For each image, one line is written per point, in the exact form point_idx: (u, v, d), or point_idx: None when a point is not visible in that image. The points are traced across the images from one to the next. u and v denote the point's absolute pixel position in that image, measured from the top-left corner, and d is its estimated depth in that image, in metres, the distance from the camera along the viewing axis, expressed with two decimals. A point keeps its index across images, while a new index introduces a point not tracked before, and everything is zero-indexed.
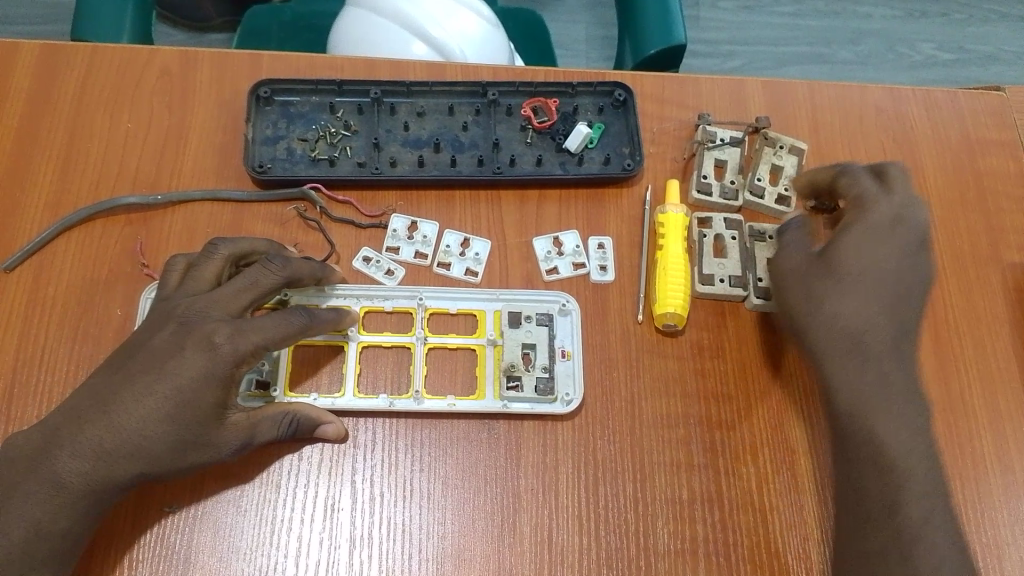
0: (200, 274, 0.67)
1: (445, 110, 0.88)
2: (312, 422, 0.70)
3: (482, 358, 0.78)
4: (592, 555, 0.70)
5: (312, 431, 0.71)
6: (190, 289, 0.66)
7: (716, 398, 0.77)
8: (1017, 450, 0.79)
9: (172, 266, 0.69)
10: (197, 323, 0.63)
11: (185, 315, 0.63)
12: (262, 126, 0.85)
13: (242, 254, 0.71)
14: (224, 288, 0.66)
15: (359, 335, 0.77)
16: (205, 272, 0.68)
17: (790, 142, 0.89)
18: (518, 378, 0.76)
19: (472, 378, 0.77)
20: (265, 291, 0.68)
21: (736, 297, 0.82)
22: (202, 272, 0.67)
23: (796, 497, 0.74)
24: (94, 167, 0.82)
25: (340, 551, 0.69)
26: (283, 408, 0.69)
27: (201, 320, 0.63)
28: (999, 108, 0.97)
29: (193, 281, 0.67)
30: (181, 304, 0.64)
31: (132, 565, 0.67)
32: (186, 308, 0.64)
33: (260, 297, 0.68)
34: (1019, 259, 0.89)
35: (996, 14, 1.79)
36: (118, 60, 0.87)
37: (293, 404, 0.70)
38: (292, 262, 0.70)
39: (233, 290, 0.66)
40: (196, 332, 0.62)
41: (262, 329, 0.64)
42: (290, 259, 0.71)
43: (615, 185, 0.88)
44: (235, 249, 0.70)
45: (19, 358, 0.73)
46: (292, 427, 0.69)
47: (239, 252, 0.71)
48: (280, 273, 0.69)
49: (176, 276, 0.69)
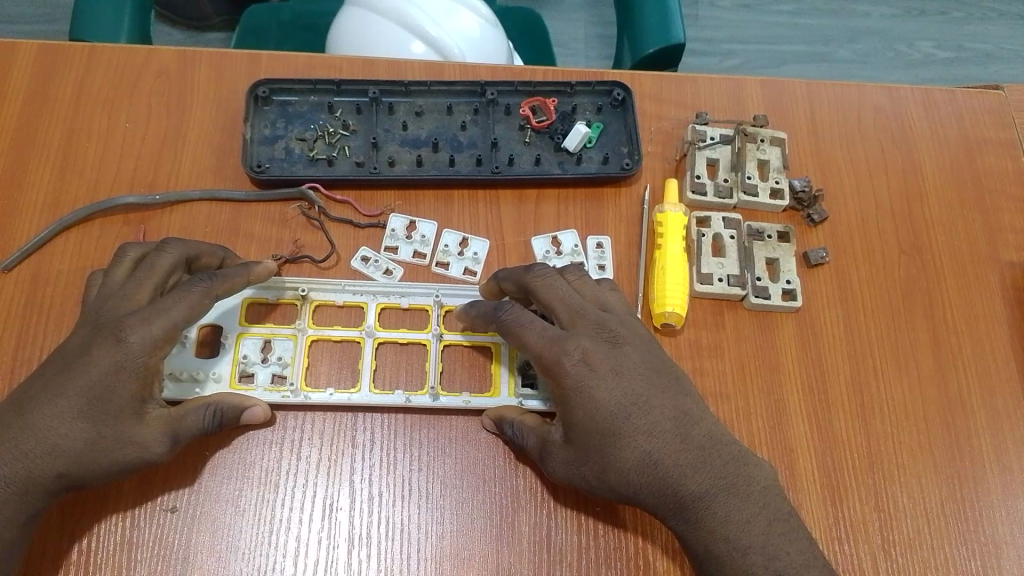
0: (142, 273, 0.66)
1: (443, 110, 0.88)
2: (234, 409, 0.69)
3: (498, 355, 0.78)
4: (590, 554, 0.71)
5: (238, 419, 0.69)
6: (102, 294, 0.66)
7: (714, 398, 0.77)
8: (1015, 447, 0.79)
9: (122, 255, 0.68)
10: (105, 320, 0.63)
11: (96, 317, 0.63)
12: (261, 126, 0.85)
13: (191, 258, 0.70)
14: (129, 283, 0.65)
15: (375, 331, 0.78)
16: (147, 271, 0.66)
17: (770, 134, 0.89)
18: (533, 377, 0.77)
19: (488, 375, 0.78)
20: (165, 274, 0.67)
21: (735, 296, 0.82)
22: (144, 273, 0.66)
23: (796, 495, 0.74)
24: (93, 168, 0.82)
25: (339, 550, 0.69)
26: (203, 402, 0.67)
27: (108, 317, 0.63)
28: (998, 107, 0.97)
29: (104, 287, 0.66)
30: (94, 310, 0.64)
31: (131, 564, 0.67)
32: (96, 312, 0.64)
33: (163, 282, 0.67)
34: (1017, 259, 0.89)
35: (995, 12, 1.78)
36: (117, 60, 0.86)
37: (213, 397, 0.68)
38: (230, 280, 0.69)
39: (132, 286, 0.65)
40: (104, 331, 0.61)
41: (165, 313, 0.63)
42: (186, 241, 0.70)
43: (614, 184, 0.88)
44: (141, 250, 0.69)
45: (17, 358, 0.73)
46: (219, 421, 0.68)
47: (188, 254, 0.70)
48: (210, 293, 0.67)
49: (125, 269, 0.67)
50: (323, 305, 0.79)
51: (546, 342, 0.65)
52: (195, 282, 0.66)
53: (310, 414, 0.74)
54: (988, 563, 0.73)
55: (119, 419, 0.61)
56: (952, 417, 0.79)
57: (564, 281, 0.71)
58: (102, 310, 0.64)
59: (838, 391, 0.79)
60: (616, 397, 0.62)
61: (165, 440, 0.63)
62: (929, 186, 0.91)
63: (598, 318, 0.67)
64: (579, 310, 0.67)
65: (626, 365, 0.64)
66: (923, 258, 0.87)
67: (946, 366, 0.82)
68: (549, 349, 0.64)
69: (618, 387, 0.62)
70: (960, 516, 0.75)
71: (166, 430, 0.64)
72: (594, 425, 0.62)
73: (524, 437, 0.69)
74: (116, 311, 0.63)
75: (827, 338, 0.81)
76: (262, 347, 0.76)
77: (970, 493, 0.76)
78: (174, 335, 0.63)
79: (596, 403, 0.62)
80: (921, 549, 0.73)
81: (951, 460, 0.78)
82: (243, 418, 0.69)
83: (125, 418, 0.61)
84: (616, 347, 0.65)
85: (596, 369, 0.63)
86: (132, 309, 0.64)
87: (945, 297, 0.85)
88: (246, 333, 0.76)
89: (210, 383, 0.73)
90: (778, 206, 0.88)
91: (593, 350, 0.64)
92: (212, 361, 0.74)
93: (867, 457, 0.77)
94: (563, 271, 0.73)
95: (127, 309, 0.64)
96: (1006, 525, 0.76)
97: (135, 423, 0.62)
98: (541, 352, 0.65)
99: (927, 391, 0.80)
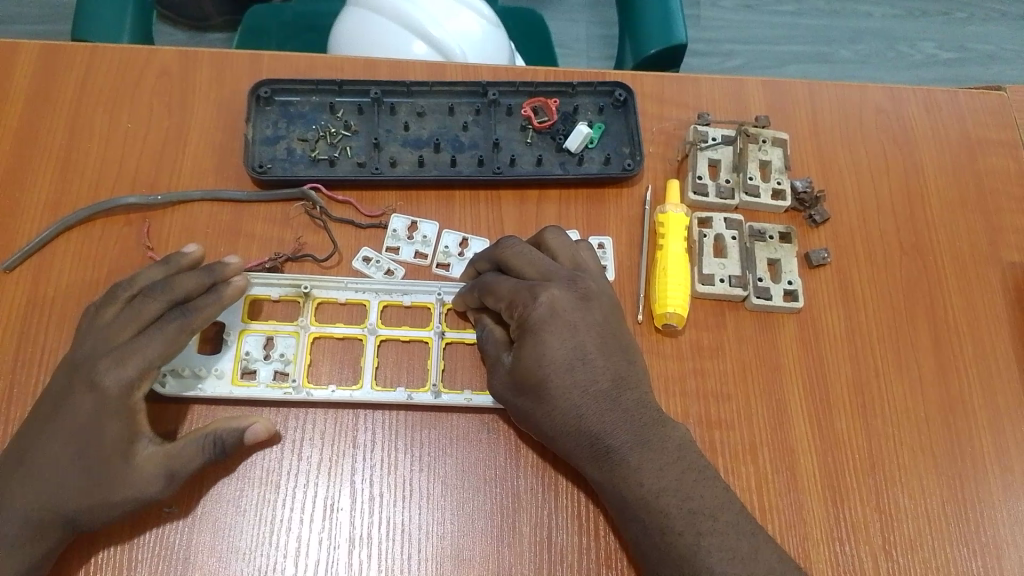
0: (126, 316, 0.67)
1: (444, 110, 0.88)
2: (235, 435, 0.67)
3: None
4: (591, 555, 0.70)
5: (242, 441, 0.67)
6: (89, 333, 0.67)
7: (715, 399, 0.77)
8: (1016, 449, 0.79)
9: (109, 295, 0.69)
10: (84, 362, 0.65)
11: (77, 358, 0.66)
12: (262, 126, 0.85)
13: (179, 300, 0.69)
14: (113, 323, 0.67)
15: (377, 329, 0.78)
16: (132, 315, 0.67)
17: (771, 134, 0.89)
18: None
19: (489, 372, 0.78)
20: (150, 319, 0.68)
21: (736, 297, 0.82)
22: (128, 316, 0.67)
23: (796, 496, 0.74)
24: (93, 169, 0.82)
25: (340, 550, 0.69)
26: (202, 432, 0.66)
27: (88, 358, 0.65)
28: (1000, 107, 0.97)
29: (92, 326, 0.67)
30: (79, 351, 0.66)
31: (132, 564, 0.67)
32: (80, 352, 0.66)
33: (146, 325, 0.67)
34: (1019, 259, 0.88)
35: (997, 12, 1.78)
36: (118, 61, 0.87)
37: (214, 424, 0.67)
38: (204, 311, 0.68)
39: (115, 326, 0.66)
40: (83, 374, 0.64)
41: (140, 353, 0.65)
42: (172, 278, 0.69)
43: (614, 185, 0.88)
44: (131, 287, 0.69)
45: (18, 359, 0.73)
46: (219, 451, 0.66)
47: (175, 297, 0.69)
48: (185, 329, 0.67)
49: (113, 308, 0.68)
50: (325, 303, 0.79)
51: (519, 290, 0.67)
52: (170, 318, 0.67)
53: (311, 414, 0.74)
54: (989, 564, 0.73)
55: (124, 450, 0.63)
56: (953, 418, 0.79)
57: (534, 249, 0.71)
58: (85, 350, 0.66)
59: (839, 391, 0.79)
60: (566, 347, 0.63)
61: (159, 477, 0.63)
62: (930, 187, 0.91)
63: (571, 275, 0.68)
64: (551, 272, 0.68)
65: (586, 319, 0.65)
66: (925, 258, 0.87)
67: (947, 367, 0.82)
68: (519, 294, 0.66)
69: (571, 338, 0.64)
70: (960, 517, 0.75)
71: (160, 466, 0.64)
72: (541, 371, 0.63)
73: (487, 345, 0.71)
74: (95, 352, 0.65)
75: (828, 340, 0.81)
76: (264, 344, 0.76)
77: (972, 494, 0.76)
78: (150, 374, 0.66)
79: (546, 347, 0.63)
80: (922, 550, 0.73)
81: (953, 461, 0.77)
82: (246, 437, 0.67)
83: (113, 461, 0.63)
84: (585, 301, 0.66)
85: (558, 315, 0.64)
86: (115, 348, 0.65)
87: (947, 298, 0.85)
88: (248, 330, 0.76)
89: (212, 379, 0.73)
90: (780, 206, 0.88)
91: (561, 297, 0.65)
92: (214, 357, 0.74)
93: (867, 458, 0.76)
94: (542, 236, 0.73)
95: (106, 349, 0.65)
96: (1008, 527, 0.75)
97: (124, 466, 0.63)
98: (512, 297, 0.66)
99: (928, 391, 0.80)
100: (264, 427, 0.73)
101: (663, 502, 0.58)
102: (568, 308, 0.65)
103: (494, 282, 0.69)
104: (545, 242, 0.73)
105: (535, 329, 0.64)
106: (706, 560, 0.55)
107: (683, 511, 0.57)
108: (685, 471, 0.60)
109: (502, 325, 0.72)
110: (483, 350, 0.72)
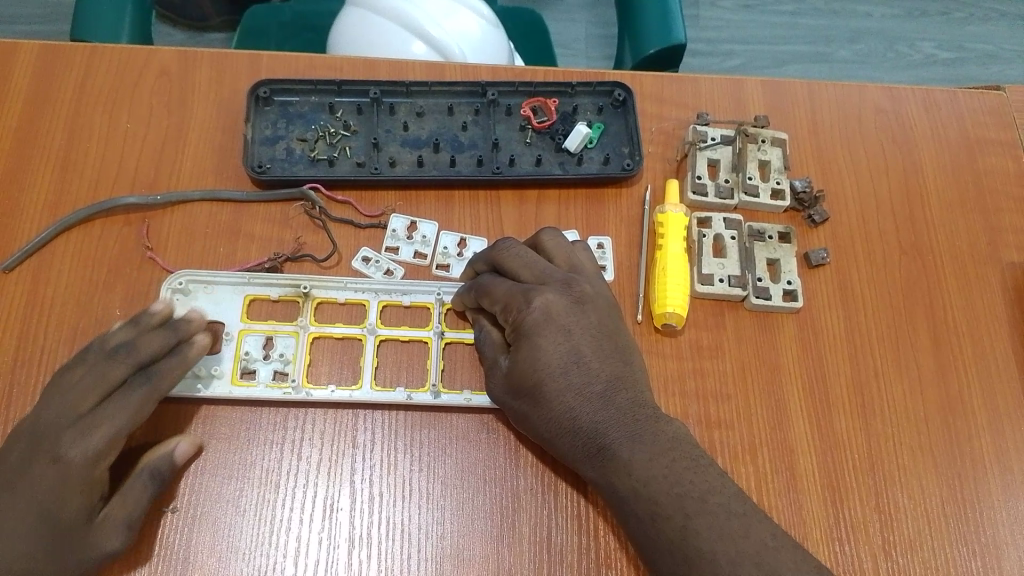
0: (90, 381, 0.66)
1: (444, 110, 0.88)
2: (169, 463, 0.67)
3: None
4: (591, 555, 0.70)
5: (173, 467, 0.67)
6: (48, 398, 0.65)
7: (714, 398, 0.77)
8: (1016, 448, 0.79)
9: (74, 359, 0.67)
10: (48, 431, 0.63)
11: (35, 426, 0.63)
12: (261, 126, 0.85)
13: (146, 363, 0.68)
14: (75, 388, 0.65)
15: (377, 329, 0.78)
16: (97, 379, 0.66)
17: (771, 134, 0.89)
18: None
19: None
20: (116, 383, 0.67)
21: (736, 297, 0.82)
22: (92, 381, 0.66)
23: (796, 496, 0.74)
24: (93, 169, 0.82)
25: (339, 550, 0.69)
26: (143, 469, 0.66)
27: (52, 426, 0.63)
28: (999, 107, 0.97)
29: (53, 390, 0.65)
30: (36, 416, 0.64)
31: (132, 564, 0.67)
32: (38, 419, 0.64)
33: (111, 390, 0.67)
34: (1018, 259, 0.89)
35: (996, 12, 1.78)
36: (118, 61, 0.87)
37: (147, 457, 0.67)
38: (169, 374, 0.68)
39: (79, 391, 0.65)
40: (45, 443, 0.62)
41: (108, 420, 0.65)
42: (137, 340, 0.69)
43: (614, 185, 0.88)
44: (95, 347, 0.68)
45: (18, 359, 0.73)
46: (161, 485, 0.66)
47: (141, 360, 0.68)
48: (153, 394, 0.68)
49: (76, 371, 0.67)
50: (325, 303, 0.79)
51: (514, 293, 0.67)
52: (137, 384, 0.67)
53: (311, 414, 0.74)
54: (988, 564, 0.73)
55: (90, 509, 0.63)
56: (953, 418, 0.79)
57: (530, 250, 0.71)
58: (44, 416, 0.64)
59: (838, 391, 0.79)
60: (564, 348, 0.63)
61: (118, 534, 0.63)
62: (930, 187, 0.91)
63: (566, 278, 0.68)
64: (546, 275, 0.68)
65: (582, 322, 0.65)
66: (924, 258, 0.87)
67: (947, 367, 0.82)
68: (514, 297, 0.66)
69: (566, 342, 0.64)
70: (960, 516, 0.75)
71: (120, 524, 0.63)
72: (536, 373, 0.64)
73: (485, 347, 0.72)
74: (56, 420, 0.64)
75: (827, 340, 0.81)
76: (263, 344, 0.76)
77: (971, 493, 0.76)
78: (117, 441, 0.65)
79: (541, 350, 0.63)
80: (921, 550, 0.73)
81: (952, 461, 0.77)
82: (174, 458, 0.68)
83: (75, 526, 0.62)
84: (580, 304, 0.66)
85: (553, 319, 0.64)
86: (82, 417, 0.64)
87: (946, 298, 0.85)
88: (247, 330, 0.76)
89: (211, 379, 0.73)
90: (779, 206, 0.88)
91: (555, 301, 0.65)
92: (213, 357, 0.74)
93: (867, 458, 0.77)
94: (538, 238, 0.73)
95: (70, 416, 0.64)
96: (1007, 526, 0.76)
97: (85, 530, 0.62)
98: (508, 299, 0.67)
99: (927, 391, 0.80)
100: (264, 427, 0.73)
101: (653, 491, 0.56)
102: (563, 312, 0.65)
103: (490, 284, 0.69)
104: (541, 245, 0.73)
105: (529, 333, 0.64)
106: (695, 541, 0.53)
107: (671, 493, 0.56)
108: (675, 458, 0.58)
109: (500, 326, 0.72)
110: (481, 352, 0.73)
